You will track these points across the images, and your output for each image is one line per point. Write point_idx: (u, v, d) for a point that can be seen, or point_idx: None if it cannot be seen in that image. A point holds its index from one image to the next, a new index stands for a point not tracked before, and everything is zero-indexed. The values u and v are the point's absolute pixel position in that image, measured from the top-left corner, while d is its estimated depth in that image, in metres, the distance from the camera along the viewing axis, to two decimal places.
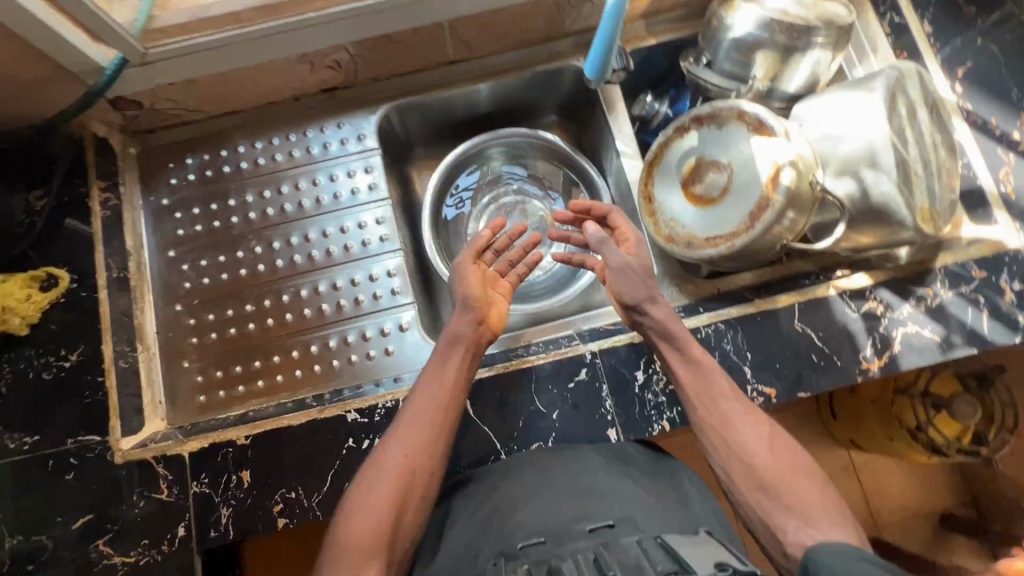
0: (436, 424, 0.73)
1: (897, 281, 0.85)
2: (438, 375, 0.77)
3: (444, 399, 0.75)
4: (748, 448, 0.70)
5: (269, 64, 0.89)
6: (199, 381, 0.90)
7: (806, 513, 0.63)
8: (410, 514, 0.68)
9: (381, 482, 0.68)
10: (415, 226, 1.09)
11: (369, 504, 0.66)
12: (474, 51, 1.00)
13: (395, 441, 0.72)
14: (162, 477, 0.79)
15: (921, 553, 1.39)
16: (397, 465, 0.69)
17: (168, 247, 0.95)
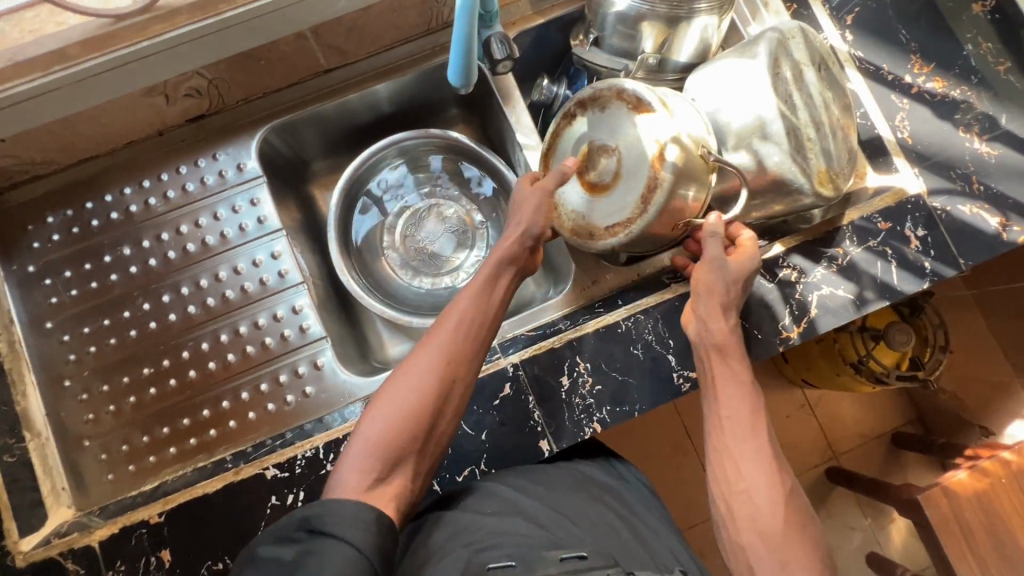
0: (468, 361, 0.69)
1: (807, 245, 0.85)
2: (473, 312, 0.70)
3: (476, 335, 0.70)
4: (744, 469, 0.65)
5: (114, 102, 0.79)
6: (103, 458, 0.83)
7: (777, 544, 0.61)
8: (427, 448, 0.65)
9: (403, 409, 0.64)
10: (323, 249, 1.02)
11: (389, 432, 0.62)
12: (350, 56, 0.92)
13: (422, 367, 0.66)
14: (73, 573, 0.73)
15: (877, 475, 1.46)
16: (423, 394, 0.65)
17: (44, 319, 0.86)
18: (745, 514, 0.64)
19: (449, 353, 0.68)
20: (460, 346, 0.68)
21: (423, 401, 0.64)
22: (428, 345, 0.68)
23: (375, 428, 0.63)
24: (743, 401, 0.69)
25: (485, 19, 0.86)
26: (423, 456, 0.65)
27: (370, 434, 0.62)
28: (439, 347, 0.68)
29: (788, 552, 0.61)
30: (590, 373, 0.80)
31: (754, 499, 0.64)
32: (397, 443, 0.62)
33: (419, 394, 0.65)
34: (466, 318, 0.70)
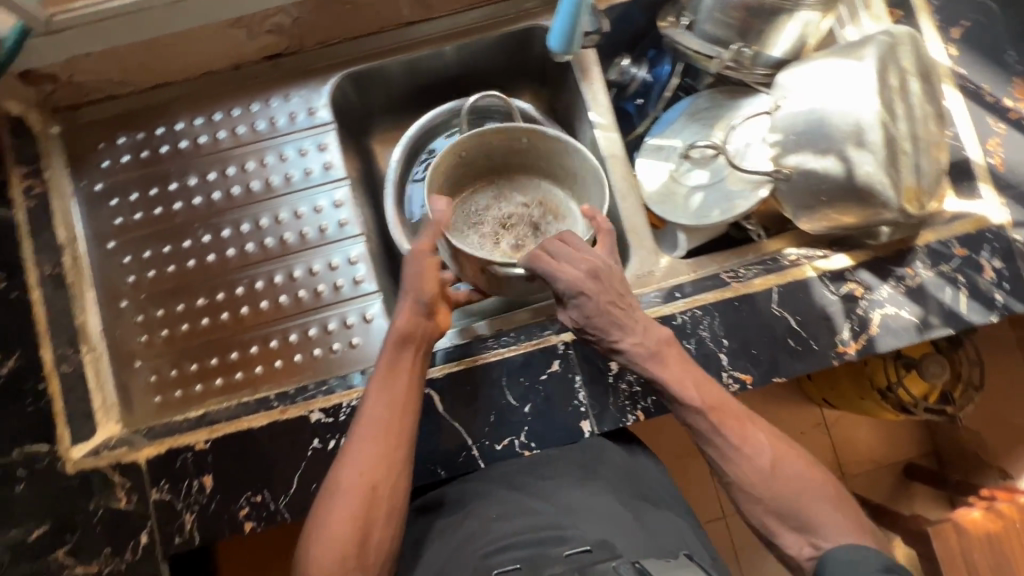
0: (387, 457, 0.67)
1: (876, 261, 0.82)
2: (372, 402, 0.70)
3: (396, 426, 0.69)
4: (751, 460, 0.70)
5: (199, 30, 0.79)
6: (152, 380, 0.85)
7: (809, 511, 0.66)
8: (369, 560, 0.63)
9: (339, 542, 0.62)
10: (379, 204, 1.02)
11: (329, 563, 0.61)
12: (433, 11, 0.90)
13: (342, 492, 0.65)
14: (119, 485, 0.75)
15: (885, 503, 1.43)
16: (352, 507, 0.64)
17: (106, 238, 0.87)
18: (774, 500, 0.68)
19: (370, 449, 0.67)
20: (385, 441, 0.68)
21: (350, 509, 0.64)
22: (346, 459, 0.67)
23: (315, 557, 0.62)
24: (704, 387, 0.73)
25: None
26: (366, 565, 0.63)
27: (315, 570, 0.61)
28: (358, 451, 0.67)
29: (810, 515, 0.66)
30: None
31: (775, 483, 0.68)
32: (338, 567, 0.61)
33: (348, 527, 0.63)
34: (376, 410, 0.69)
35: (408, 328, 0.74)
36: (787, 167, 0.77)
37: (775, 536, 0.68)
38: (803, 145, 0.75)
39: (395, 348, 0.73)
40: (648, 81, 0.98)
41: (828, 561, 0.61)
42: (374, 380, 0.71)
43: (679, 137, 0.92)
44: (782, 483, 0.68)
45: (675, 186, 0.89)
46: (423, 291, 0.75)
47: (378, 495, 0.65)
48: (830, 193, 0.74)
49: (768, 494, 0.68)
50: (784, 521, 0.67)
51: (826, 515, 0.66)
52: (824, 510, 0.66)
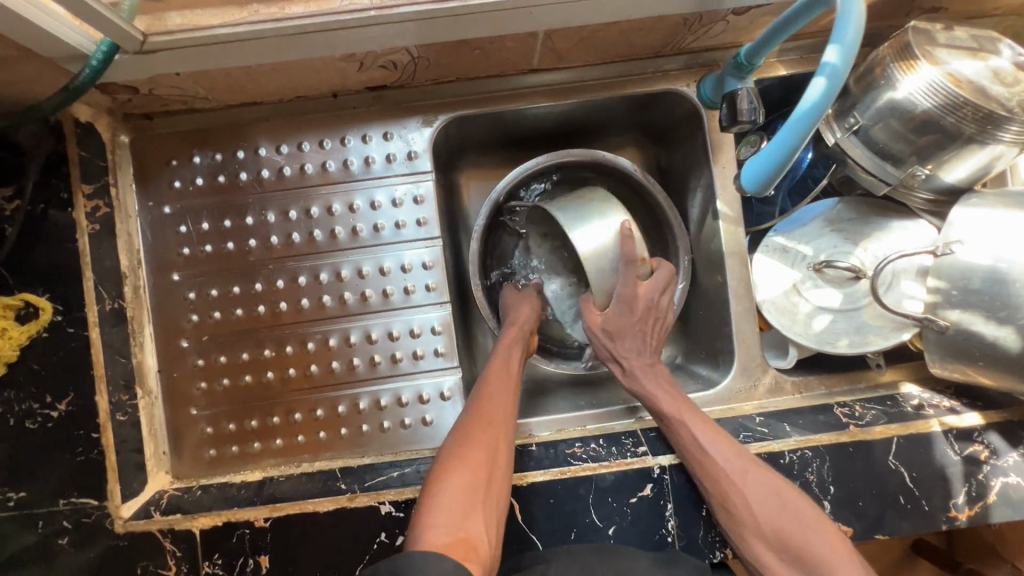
0: (508, 410, 0.71)
1: (1009, 424, 0.75)
2: (496, 364, 0.76)
3: (512, 389, 0.74)
4: (750, 497, 0.67)
5: (308, 61, 0.68)
6: (208, 433, 0.80)
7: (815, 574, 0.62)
8: (494, 500, 0.62)
9: (471, 470, 0.62)
10: (459, 253, 0.93)
11: (461, 488, 0.61)
12: (563, 61, 0.79)
13: (470, 429, 0.67)
14: (169, 553, 0.70)
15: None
16: (483, 444, 0.65)
17: (172, 269, 0.80)
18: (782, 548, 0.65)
19: (493, 401, 0.71)
20: (507, 399, 0.72)
21: (479, 447, 0.65)
22: (472, 406, 0.71)
23: (446, 490, 0.61)
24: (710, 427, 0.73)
25: (739, 69, 0.73)
26: (493, 503, 0.62)
27: (445, 496, 0.60)
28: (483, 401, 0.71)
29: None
30: None
31: (776, 525, 0.66)
32: (471, 495, 0.60)
33: (479, 458, 0.64)
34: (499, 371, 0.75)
35: (524, 323, 0.83)
36: (945, 320, 0.69)
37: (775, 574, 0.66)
38: (971, 304, 0.67)
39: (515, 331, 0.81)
40: (782, 169, 0.86)
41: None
42: (499, 351, 0.78)
43: (811, 244, 0.82)
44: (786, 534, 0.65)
45: (797, 301, 0.81)
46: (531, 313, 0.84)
47: (502, 440, 0.68)
48: (993, 360, 0.66)
49: (765, 527, 0.66)
50: (796, 571, 0.64)
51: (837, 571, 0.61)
52: (841, 567, 0.61)
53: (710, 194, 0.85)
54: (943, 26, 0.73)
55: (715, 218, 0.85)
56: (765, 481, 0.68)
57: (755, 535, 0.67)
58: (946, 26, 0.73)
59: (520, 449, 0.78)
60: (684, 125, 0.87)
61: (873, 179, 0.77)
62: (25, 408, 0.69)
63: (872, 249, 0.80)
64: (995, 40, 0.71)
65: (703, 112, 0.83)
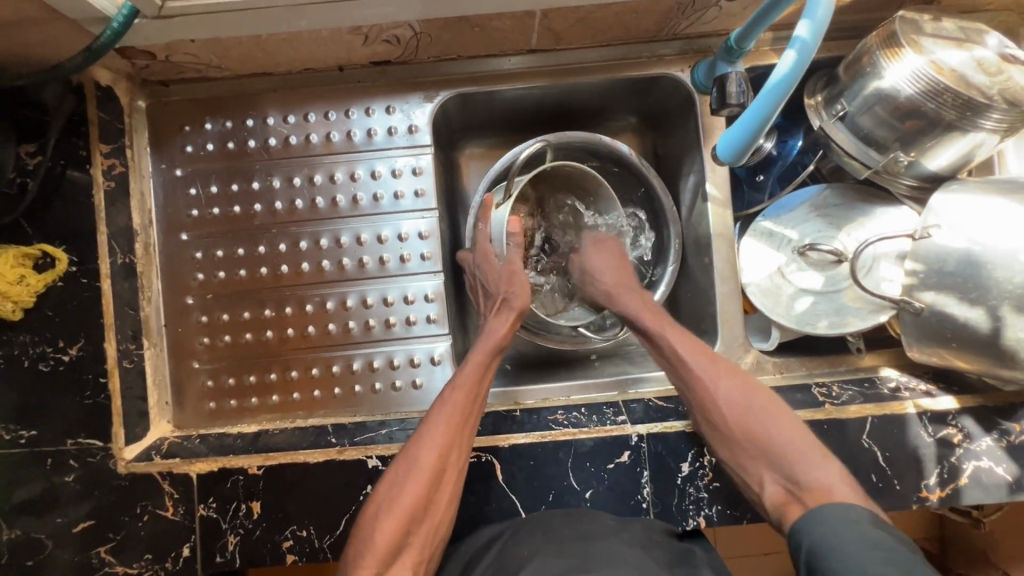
0: (461, 445, 0.70)
1: (984, 409, 0.76)
2: (459, 389, 0.72)
3: (471, 420, 0.71)
4: (728, 398, 0.72)
5: (315, 32, 0.72)
6: (209, 386, 0.85)
7: (789, 465, 0.66)
8: (425, 538, 0.65)
9: (406, 515, 0.63)
10: (455, 225, 0.96)
11: (395, 534, 0.62)
12: (561, 42, 0.82)
13: (418, 466, 0.66)
14: (167, 494, 0.74)
15: None
16: (430, 471, 0.66)
17: (180, 229, 0.85)
18: (756, 448, 0.68)
19: (448, 435, 0.68)
20: (462, 433, 0.70)
21: (421, 490, 0.65)
22: (424, 436, 0.69)
23: (378, 536, 0.62)
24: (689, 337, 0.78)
25: (730, 53, 0.74)
26: (426, 540, 0.65)
27: (377, 543, 0.61)
28: (436, 433, 0.69)
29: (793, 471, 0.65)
30: (713, 468, 0.76)
31: (755, 422, 0.70)
32: (404, 539, 0.62)
33: (419, 499, 0.64)
34: (461, 401, 0.71)
35: (495, 341, 0.79)
36: (920, 301, 0.71)
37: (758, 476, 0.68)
38: (946, 286, 0.69)
39: (485, 349, 0.78)
40: (772, 155, 0.88)
41: (799, 520, 0.59)
42: (464, 370, 0.75)
43: (797, 228, 0.84)
44: (762, 429, 0.69)
45: (781, 283, 0.83)
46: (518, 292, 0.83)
47: (447, 477, 0.67)
48: (964, 342, 0.68)
49: (741, 434, 0.70)
50: (768, 470, 0.67)
51: (807, 463, 0.65)
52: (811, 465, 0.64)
53: (700, 176, 0.87)
54: (931, 16, 0.75)
55: (704, 201, 0.87)
56: (742, 384, 0.73)
57: (733, 437, 0.70)
58: (934, 17, 0.75)
59: (505, 414, 0.81)
60: (678, 109, 0.90)
61: (856, 163, 0.79)
62: (39, 351, 0.74)
63: (856, 234, 0.82)
64: (983, 31, 0.73)
65: (696, 96, 0.85)
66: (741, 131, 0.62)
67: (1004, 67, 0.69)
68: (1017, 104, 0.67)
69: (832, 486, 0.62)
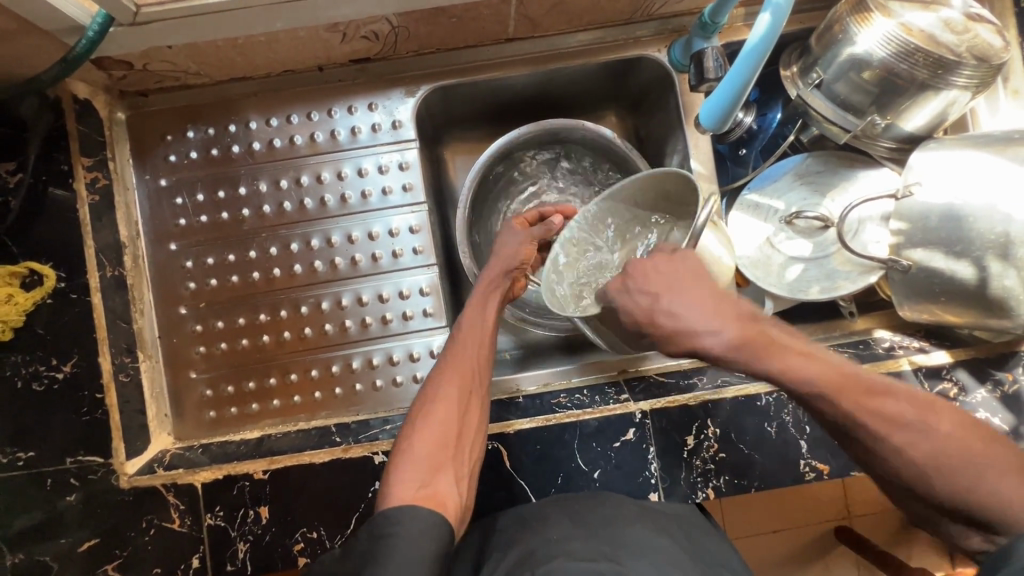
0: (480, 372, 0.70)
1: (976, 362, 0.78)
2: (470, 325, 0.73)
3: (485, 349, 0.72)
4: (804, 377, 0.53)
5: (294, 31, 0.72)
6: (208, 395, 0.84)
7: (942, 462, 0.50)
8: (464, 457, 0.62)
9: (442, 431, 0.62)
10: (449, 222, 0.96)
11: (430, 450, 0.60)
12: (538, 29, 0.83)
13: (443, 387, 0.66)
14: (174, 506, 0.73)
15: (887, 545, 1.20)
16: (455, 403, 0.64)
17: (169, 239, 0.84)
18: (893, 431, 0.52)
19: (464, 361, 0.69)
20: (480, 360, 0.70)
21: (450, 410, 0.64)
22: (444, 368, 0.69)
23: (417, 449, 0.60)
24: (793, 352, 0.54)
25: (705, 29, 0.76)
26: (462, 460, 0.61)
27: (414, 459, 0.59)
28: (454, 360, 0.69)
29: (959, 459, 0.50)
30: (718, 438, 0.76)
31: (877, 407, 0.52)
32: (441, 455, 0.60)
33: (453, 415, 0.63)
34: (474, 335, 0.73)
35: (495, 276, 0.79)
36: (907, 260, 0.72)
37: (929, 482, 0.51)
38: (933, 242, 0.70)
39: (486, 287, 0.78)
40: (754, 129, 0.90)
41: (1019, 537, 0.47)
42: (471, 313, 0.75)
43: (783, 198, 0.86)
44: (885, 413, 0.52)
45: (771, 253, 0.84)
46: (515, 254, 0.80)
47: (474, 396, 0.67)
48: (953, 295, 0.69)
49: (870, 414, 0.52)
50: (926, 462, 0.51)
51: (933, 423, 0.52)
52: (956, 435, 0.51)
53: (685, 153, 0.88)
54: None
55: (690, 177, 0.88)
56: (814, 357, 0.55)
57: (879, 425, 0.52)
58: None
59: (508, 402, 0.82)
60: (658, 89, 0.90)
61: (836, 129, 0.80)
62: (32, 370, 0.73)
63: (840, 199, 0.83)
64: None
65: (674, 75, 0.86)
66: (719, 102, 0.62)
67: (971, 25, 0.71)
68: (985, 59, 0.69)
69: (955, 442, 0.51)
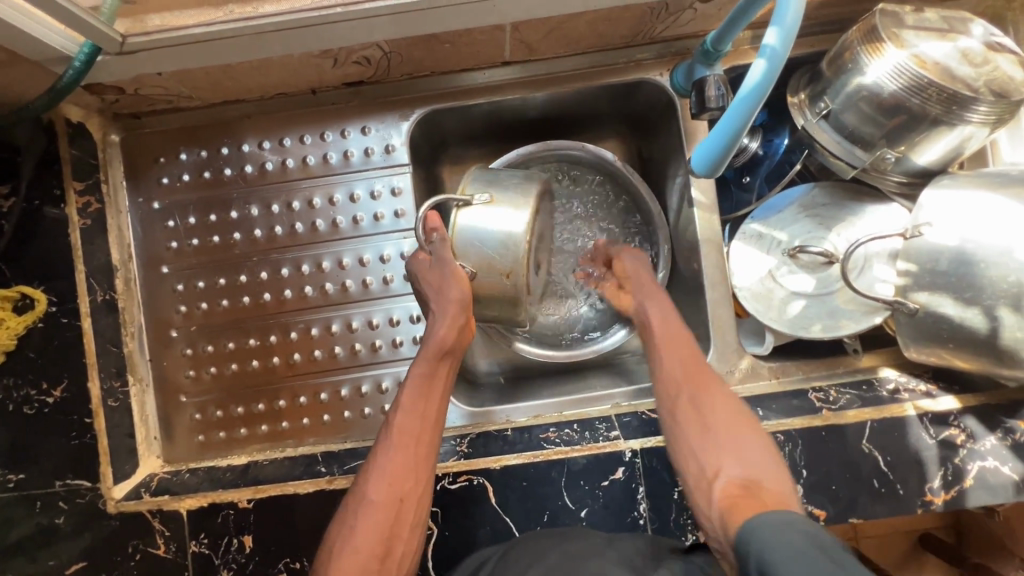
0: (420, 471, 0.65)
1: (986, 408, 0.75)
2: (404, 410, 0.68)
3: (426, 440, 0.67)
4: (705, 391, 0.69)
5: (284, 58, 0.70)
6: (197, 419, 0.84)
7: (738, 458, 0.61)
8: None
9: (366, 554, 0.59)
10: None
11: (354, 571, 0.57)
12: (535, 53, 0.80)
13: (366, 503, 0.62)
14: (159, 533, 0.73)
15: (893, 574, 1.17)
16: (383, 513, 0.61)
17: (161, 262, 0.84)
18: (714, 434, 0.65)
19: (399, 462, 0.64)
20: (418, 459, 0.66)
21: (376, 522, 0.61)
22: (376, 466, 0.65)
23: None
24: (691, 363, 0.73)
25: (707, 56, 0.73)
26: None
27: None
28: (387, 462, 0.65)
29: (749, 464, 0.61)
30: None
31: (717, 422, 0.66)
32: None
33: (376, 537, 0.60)
34: (410, 422, 0.68)
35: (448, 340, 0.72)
36: (914, 302, 0.69)
37: (705, 465, 0.63)
38: (940, 286, 0.67)
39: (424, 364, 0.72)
40: (759, 155, 0.86)
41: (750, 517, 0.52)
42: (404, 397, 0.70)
43: (786, 229, 0.82)
44: (726, 424, 0.65)
45: (772, 287, 0.81)
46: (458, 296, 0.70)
47: (405, 506, 0.63)
48: (962, 341, 0.66)
49: (709, 424, 0.66)
50: (732, 461, 0.61)
51: (744, 451, 0.62)
52: (755, 453, 0.62)
53: (686, 180, 0.85)
54: (912, 7, 0.72)
55: (690, 206, 0.85)
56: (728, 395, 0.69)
57: (700, 426, 0.66)
58: (915, 8, 0.73)
59: (496, 434, 0.80)
60: (661, 112, 0.88)
61: (841, 163, 0.77)
62: (22, 394, 0.73)
63: (847, 233, 0.80)
64: (967, 20, 0.71)
65: (676, 100, 0.83)
66: (710, 147, 0.58)
67: (991, 56, 0.67)
68: (1004, 94, 0.65)
69: (776, 478, 0.59)
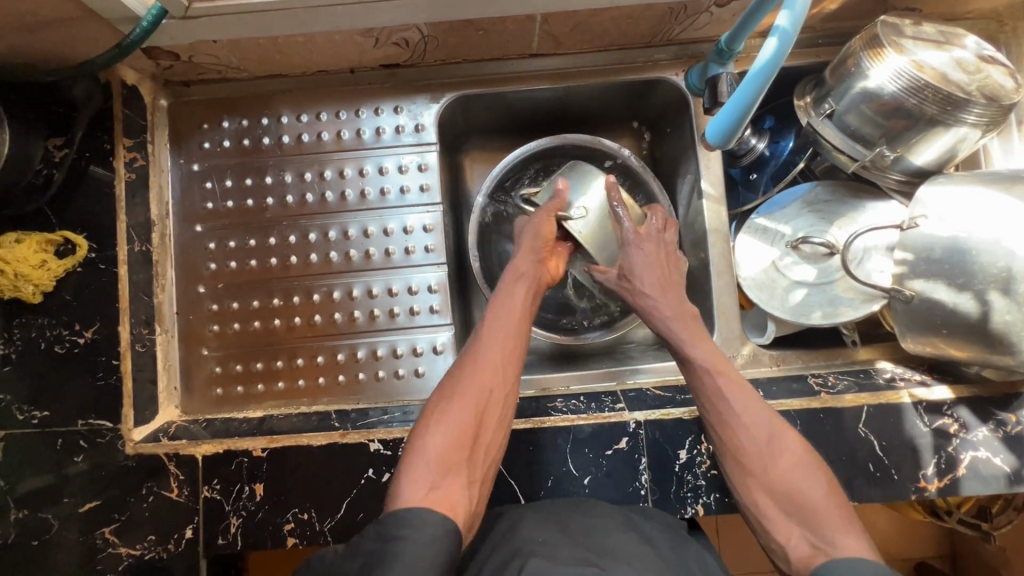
0: (505, 376, 0.70)
1: (980, 400, 0.77)
2: (489, 326, 0.74)
3: (509, 347, 0.73)
4: (746, 421, 0.68)
5: (331, 34, 0.76)
6: (217, 372, 0.88)
7: (817, 521, 0.61)
8: (477, 463, 0.63)
9: (455, 438, 0.63)
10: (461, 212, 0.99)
11: (442, 454, 0.61)
12: (561, 46, 0.86)
13: (459, 393, 0.67)
14: (173, 476, 0.76)
15: None
16: (473, 407, 0.65)
17: (196, 221, 0.89)
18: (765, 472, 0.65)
19: (491, 361, 0.70)
20: (503, 362, 0.71)
21: (465, 410, 0.65)
22: (467, 365, 0.70)
23: (431, 447, 0.61)
24: (732, 382, 0.71)
25: (721, 56, 0.78)
26: (474, 467, 0.62)
27: (425, 461, 0.60)
28: (477, 360, 0.70)
29: (810, 513, 0.62)
30: (711, 455, 0.76)
31: (773, 462, 0.66)
32: (455, 458, 0.61)
33: (466, 423, 0.64)
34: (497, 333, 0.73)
35: (528, 268, 0.81)
36: (910, 290, 0.73)
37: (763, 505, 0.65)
38: (934, 273, 0.71)
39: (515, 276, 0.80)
40: (766, 155, 0.92)
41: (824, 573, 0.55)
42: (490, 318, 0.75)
43: (790, 223, 0.86)
44: (782, 465, 0.65)
45: (775, 276, 0.85)
46: (543, 238, 0.83)
47: (492, 403, 0.67)
48: (954, 328, 0.70)
49: (758, 457, 0.66)
50: (797, 518, 0.62)
51: (810, 488, 0.63)
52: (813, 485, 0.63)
53: (695, 174, 0.90)
54: (912, 21, 0.79)
55: (699, 198, 0.90)
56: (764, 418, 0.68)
57: (754, 465, 0.66)
58: (915, 21, 0.79)
59: None
60: (674, 111, 0.93)
61: (843, 158, 0.81)
62: (55, 334, 0.76)
63: (848, 228, 0.84)
64: (961, 34, 0.77)
65: (690, 98, 0.89)
66: (725, 117, 0.64)
67: (983, 66, 0.73)
68: (995, 99, 0.71)
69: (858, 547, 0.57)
